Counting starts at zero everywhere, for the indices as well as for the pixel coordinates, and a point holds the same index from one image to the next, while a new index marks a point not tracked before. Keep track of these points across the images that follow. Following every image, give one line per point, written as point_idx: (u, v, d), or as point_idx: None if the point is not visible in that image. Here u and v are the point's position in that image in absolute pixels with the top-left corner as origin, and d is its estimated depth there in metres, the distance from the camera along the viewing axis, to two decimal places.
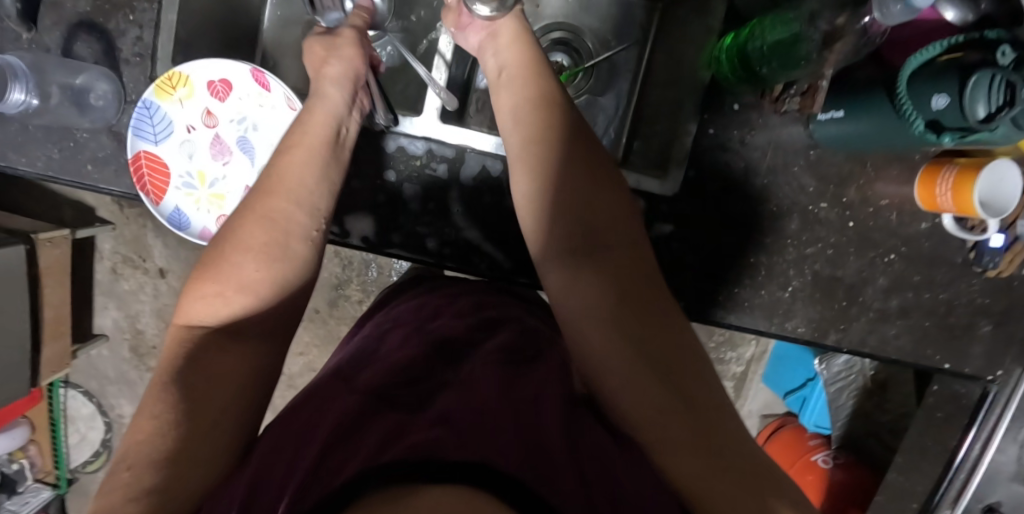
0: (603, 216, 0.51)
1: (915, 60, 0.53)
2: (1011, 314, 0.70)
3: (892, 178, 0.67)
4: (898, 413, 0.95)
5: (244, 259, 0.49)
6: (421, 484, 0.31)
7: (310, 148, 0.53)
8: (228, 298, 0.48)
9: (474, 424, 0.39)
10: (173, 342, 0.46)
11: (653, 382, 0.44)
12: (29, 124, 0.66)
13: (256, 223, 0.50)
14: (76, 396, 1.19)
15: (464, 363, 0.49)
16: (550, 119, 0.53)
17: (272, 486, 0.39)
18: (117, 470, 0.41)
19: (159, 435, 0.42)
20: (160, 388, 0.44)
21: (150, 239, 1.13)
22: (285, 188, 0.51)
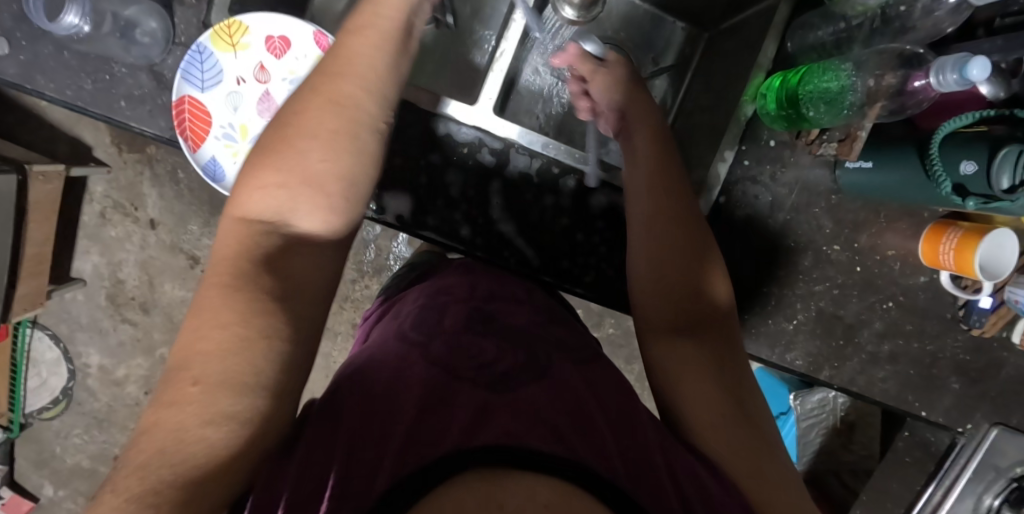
0: (707, 279, 0.55)
1: (948, 125, 0.55)
2: (988, 373, 0.75)
3: (900, 230, 0.71)
4: (861, 454, 1.00)
5: (309, 147, 0.48)
6: (517, 472, 0.35)
7: (380, 35, 0.52)
8: (294, 186, 0.47)
9: (564, 421, 0.42)
10: (237, 236, 0.46)
11: (745, 438, 0.48)
12: (65, 49, 0.64)
13: (324, 108, 0.49)
14: (42, 338, 1.14)
15: (540, 349, 0.50)
16: (651, 163, 0.57)
17: (367, 446, 0.40)
18: (182, 383, 0.40)
19: (224, 353, 0.41)
20: (230, 292, 0.44)
21: (145, 188, 1.10)
22: (353, 71, 0.50)
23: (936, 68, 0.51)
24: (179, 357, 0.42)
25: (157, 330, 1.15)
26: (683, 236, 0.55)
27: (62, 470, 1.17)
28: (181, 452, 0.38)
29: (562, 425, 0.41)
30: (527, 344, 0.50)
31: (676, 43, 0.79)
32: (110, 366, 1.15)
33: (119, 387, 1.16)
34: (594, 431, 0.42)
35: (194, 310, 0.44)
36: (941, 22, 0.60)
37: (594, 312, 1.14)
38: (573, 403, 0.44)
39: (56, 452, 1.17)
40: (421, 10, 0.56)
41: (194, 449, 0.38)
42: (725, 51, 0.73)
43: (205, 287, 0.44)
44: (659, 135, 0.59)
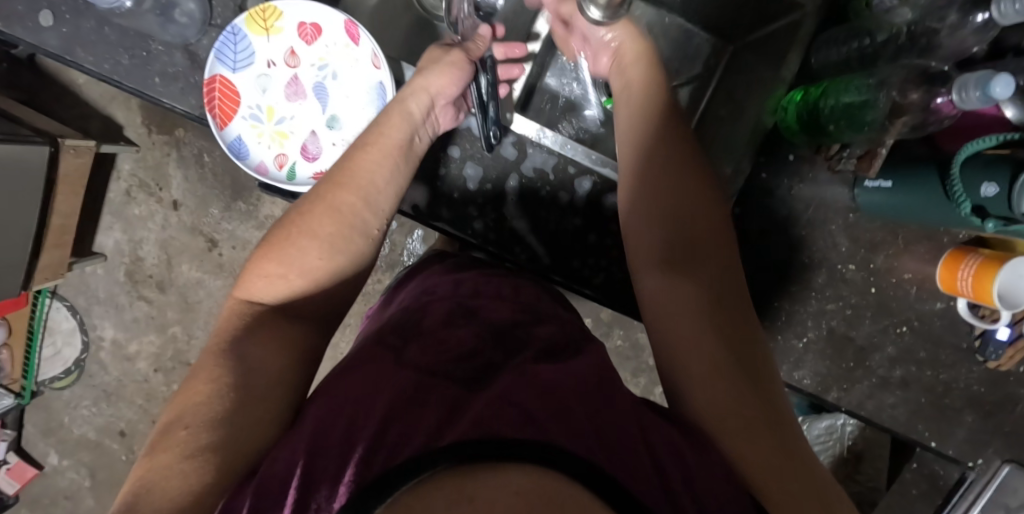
0: (707, 236, 0.56)
1: (971, 147, 0.54)
2: (1002, 407, 0.72)
3: (918, 254, 0.70)
4: (868, 486, 0.97)
5: (306, 247, 0.54)
6: (485, 465, 0.34)
7: (384, 150, 0.59)
8: (294, 279, 0.54)
9: (539, 407, 0.41)
10: (233, 313, 0.53)
11: (736, 391, 0.48)
12: (107, 24, 0.66)
13: (324, 214, 0.56)
14: (60, 309, 1.17)
15: (512, 352, 0.49)
16: (659, 151, 0.59)
17: (332, 452, 0.40)
18: (174, 428, 0.44)
19: (213, 399, 0.45)
20: (221, 355, 0.48)
21: (171, 169, 1.13)
22: (357, 185, 0.57)
23: (959, 85, 0.51)
24: (172, 413, 0.46)
25: (171, 309, 1.17)
26: (688, 213, 0.57)
27: (68, 440, 1.19)
28: (167, 482, 0.41)
29: (534, 416, 0.40)
30: (502, 338, 0.51)
31: (701, 55, 0.79)
32: (123, 341, 1.17)
33: (129, 362, 1.18)
34: (571, 410, 0.41)
35: (191, 374, 0.48)
36: (968, 40, 0.57)
37: (603, 321, 1.13)
38: (547, 387, 0.43)
39: (65, 423, 1.18)
40: (423, 126, 0.62)
41: (173, 482, 0.41)
42: (752, 63, 0.72)
43: (204, 354, 0.49)
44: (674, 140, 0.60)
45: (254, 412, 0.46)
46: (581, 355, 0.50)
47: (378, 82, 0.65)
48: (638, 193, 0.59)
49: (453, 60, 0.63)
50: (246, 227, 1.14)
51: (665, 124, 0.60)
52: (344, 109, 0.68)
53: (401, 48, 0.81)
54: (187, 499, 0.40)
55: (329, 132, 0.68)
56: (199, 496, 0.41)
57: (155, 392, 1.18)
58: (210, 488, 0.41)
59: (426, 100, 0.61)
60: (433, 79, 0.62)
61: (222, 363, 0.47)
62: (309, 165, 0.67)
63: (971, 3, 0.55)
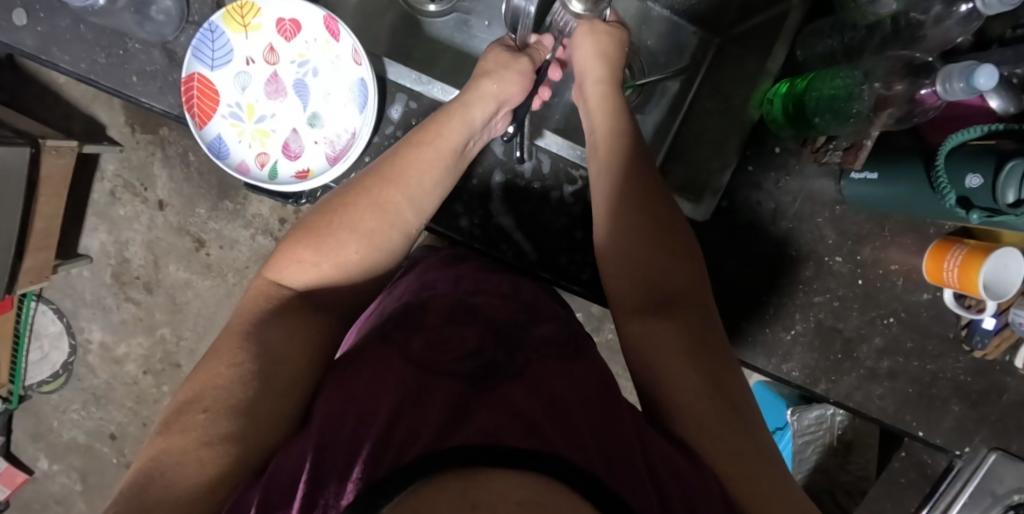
0: (678, 273, 0.58)
1: (956, 137, 0.54)
2: (988, 396, 0.73)
3: (905, 246, 0.70)
4: (858, 475, 0.98)
5: (349, 239, 0.56)
6: (493, 470, 0.34)
7: (438, 153, 0.60)
8: (326, 269, 0.55)
9: (541, 412, 0.41)
10: (265, 295, 0.53)
11: (720, 420, 0.48)
12: (82, 22, 0.65)
13: (369, 209, 0.57)
14: (46, 312, 1.16)
15: (521, 348, 0.49)
16: (632, 180, 0.61)
17: (339, 449, 0.40)
18: (193, 410, 0.44)
19: (239, 383, 0.46)
20: (240, 342, 0.49)
21: (156, 168, 1.11)
22: (402, 184, 0.59)
23: (943, 76, 0.51)
24: (190, 393, 0.46)
25: (159, 310, 1.16)
26: (659, 249, 0.59)
27: (58, 443, 1.18)
28: (175, 468, 0.41)
29: (540, 418, 0.40)
30: (512, 337, 0.51)
31: (689, 48, 0.78)
32: (112, 343, 1.16)
33: (118, 364, 1.17)
34: (570, 417, 0.42)
35: (210, 354, 0.49)
36: (951, 32, 0.57)
37: (594, 316, 1.13)
38: (549, 394, 0.43)
39: (54, 426, 1.18)
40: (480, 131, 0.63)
41: (188, 468, 0.41)
42: (739, 55, 0.72)
43: (224, 338, 0.50)
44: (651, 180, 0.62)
45: (268, 404, 0.45)
46: (580, 355, 0.52)
47: (360, 79, 0.64)
48: (616, 226, 0.60)
49: (522, 69, 0.65)
50: (234, 226, 1.13)
51: (632, 156, 0.62)
52: (325, 106, 0.67)
53: (385, 44, 0.81)
54: (201, 487, 0.40)
55: (311, 129, 0.67)
56: (216, 480, 0.40)
57: (144, 394, 1.17)
58: (222, 482, 0.41)
59: (493, 100, 0.64)
60: (504, 86, 0.64)
61: (247, 347, 0.48)
62: (291, 163, 0.67)
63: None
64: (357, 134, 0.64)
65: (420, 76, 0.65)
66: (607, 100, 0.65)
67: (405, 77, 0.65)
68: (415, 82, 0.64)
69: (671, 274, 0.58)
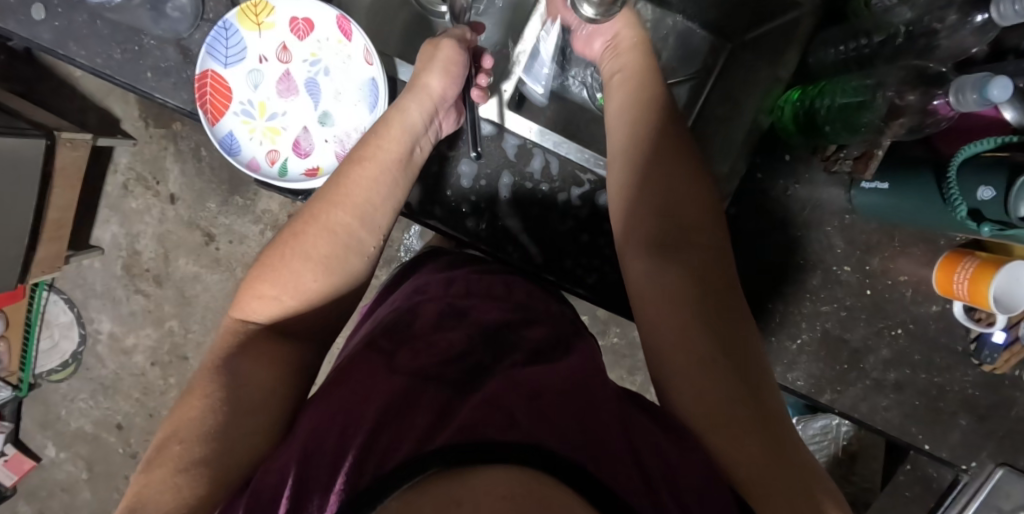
0: (694, 218, 0.57)
1: (967, 149, 0.54)
2: (997, 410, 0.72)
3: (914, 256, 0.70)
4: (862, 486, 0.97)
5: (305, 266, 0.54)
6: (476, 467, 0.34)
7: (381, 166, 0.59)
8: (287, 305, 0.54)
9: (527, 408, 0.41)
10: (230, 333, 0.53)
11: (725, 383, 0.48)
12: (98, 18, 0.66)
13: (319, 234, 0.56)
14: (57, 302, 1.17)
15: (502, 352, 0.49)
16: (646, 126, 0.60)
17: (322, 461, 0.40)
18: (168, 443, 0.45)
19: (210, 411, 0.46)
20: (215, 373, 0.49)
21: (168, 162, 1.13)
22: (374, 161, 0.59)
23: (956, 88, 0.50)
24: (167, 432, 0.46)
25: (168, 303, 1.17)
26: (675, 195, 0.58)
27: (65, 432, 1.19)
28: (155, 498, 0.42)
29: (522, 413, 0.40)
30: (493, 339, 0.51)
31: (700, 53, 0.78)
32: (121, 335, 1.17)
33: (126, 355, 1.18)
34: (557, 407, 0.41)
35: (185, 391, 0.49)
36: (967, 42, 0.56)
37: (600, 319, 1.13)
38: (535, 387, 0.43)
39: (62, 415, 1.19)
40: (424, 132, 0.62)
41: (166, 496, 0.41)
42: (750, 61, 0.71)
43: (201, 368, 0.50)
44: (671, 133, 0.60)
45: (244, 430, 0.46)
46: (572, 353, 0.51)
47: (371, 79, 0.64)
48: (629, 168, 0.59)
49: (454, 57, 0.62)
50: (243, 221, 1.14)
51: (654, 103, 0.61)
52: (336, 105, 0.68)
53: (397, 44, 0.81)
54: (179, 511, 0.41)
55: (321, 128, 0.68)
56: (196, 503, 0.41)
57: (151, 385, 1.18)
58: (199, 505, 0.41)
59: (430, 108, 0.61)
60: (429, 81, 0.61)
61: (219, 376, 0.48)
62: (301, 161, 0.67)
63: (971, 5, 0.54)
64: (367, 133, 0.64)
65: None
66: (637, 49, 0.63)
67: None
68: None
69: (685, 216, 0.57)
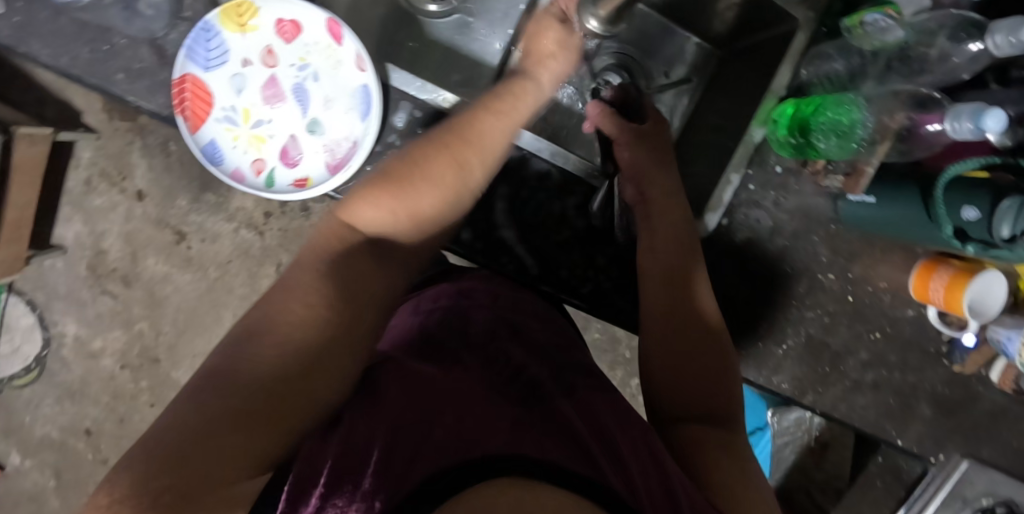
0: (707, 294, 0.60)
1: (952, 170, 0.55)
2: (964, 407, 0.76)
3: (893, 263, 0.73)
4: (833, 474, 1.01)
5: (425, 188, 0.49)
6: (544, 481, 0.32)
7: (509, 122, 0.56)
8: (398, 218, 0.48)
9: (596, 442, 0.41)
10: (333, 238, 0.47)
11: (734, 468, 0.50)
12: (63, 15, 0.61)
13: (443, 161, 0.50)
14: (17, 305, 1.11)
15: (568, 374, 0.51)
16: (670, 192, 0.64)
17: (406, 435, 0.38)
18: (260, 338, 0.41)
19: (312, 324, 0.42)
20: (320, 278, 0.44)
21: (135, 157, 1.08)
22: (481, 145, 0.53)
23: (953, 115, 0.53)
24: (254, 323, 0.42)
25: (137, 304, 1.12)
26: (685, 268, 0.60)
27: (30, 440, 1.14)
28: (240, 372, 0.39)
29: (592, 446, 0.40)
30: (556, 362, 0.52)
31: (687, 55, 0.78)
32: (87, 337, 1.13)
33: (94, 359, 1.13)
34: (614, 451, 0.41)
35: (278, 285, 0.45)
36: (957, 67, 0.60)
37: (582, 315, 1.14)
38: (599, 428, 0.44)
39: (26, 422, 1.14)
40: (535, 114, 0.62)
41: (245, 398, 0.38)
42: (742, 71, 0.72)
43: (300, 265, 0.46)
44: (680, 225, 0.62)
45: (339, 357, 0.42)
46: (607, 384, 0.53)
47: (363, 86, 0.63)
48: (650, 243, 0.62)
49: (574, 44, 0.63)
50: (217, 219, 1.10)
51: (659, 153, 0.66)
52: (325, 113, 0.66)
53: (380, 43, 0.79)
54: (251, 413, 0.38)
55: (310, 137, 0.66)
56: (270, 421, 0.38)
57: (121, 389, 1.14)
58: (267, 427, 0.38)
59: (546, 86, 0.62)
60: (552, 62, 0.63)
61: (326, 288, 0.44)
62: (288, 171, 0.65)
63: None
64: (359, 143, 0.63)
65: (426, 84, 0.64)
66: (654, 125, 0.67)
67: (409, 85, 0.64)
68: (420, 90, 0.63)
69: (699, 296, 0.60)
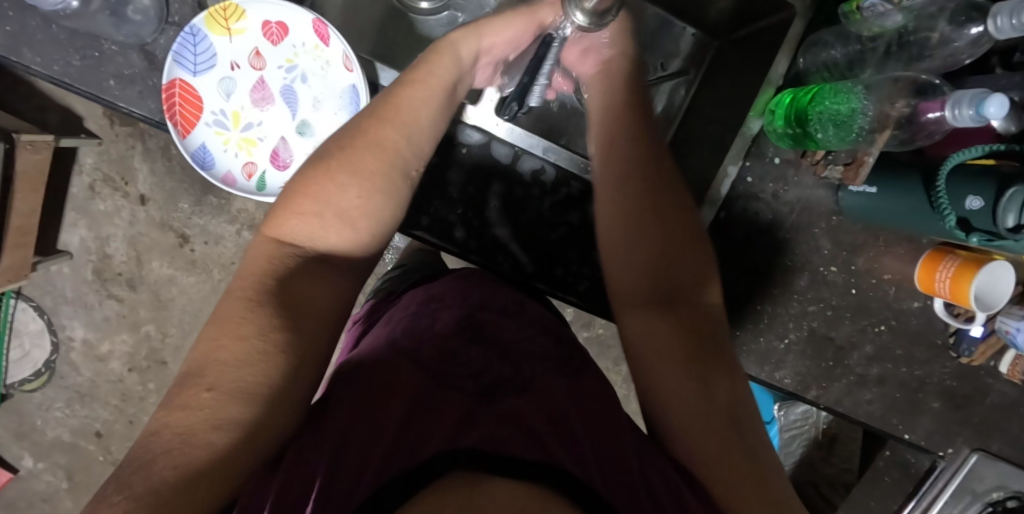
0: (674, 235, 0.53)
1: (954, 158, 0.53)
2: (973, 399, 0.74)
3: (898, 255, 0.71)
4: (841, 468, 0.99)
5: (347, 183, 0.48)
6: (489, 473, 0.36)
7: (430, 91, 0.53)
8: (331, 223, 0.47)
9: (547, 428, 0.43)
10: (263, 255, 0.45)
11: (727, 438, 0.45)
12: (53, 23, 0.61)
13: (368, 149, 0.49)
14: (26, 310, 1.13)
15: (523, 362, 0.51)
16: (624, 134, 0.57)
17: (354, 459, 0.41)
18: (195, 386, 0.39)
19: (246, 363, 0.39)
20: (250, 306, 0.42)
21: (136, 162, 1.08)
22: (404, 123, 0.51)
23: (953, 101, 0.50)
24: (192, 363, 0.40)
25: (143, 307, 1.13)
26: (652, 213, 0.53)
27: (42, 442, 1.16)
28: (180, 449, 0.37)
29: (542, 431, 0.42)
30: (513, 359, 0.51)
31: (684, 49, 0.77)
32: (95, 340, 1.14)
33: (103, 362, 1.15)
34: (573, 441, 0.43)
35: (214, 315, 0.43)
36: (959, 52, 0.58)
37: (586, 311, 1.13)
38: (553, 414, 0.45)
39: (38, 425, 1.16)
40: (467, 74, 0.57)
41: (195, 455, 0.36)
42: (739, 61, 0.71)
43: (228, 293, 0.44)
44: (647, 163, 0.55)
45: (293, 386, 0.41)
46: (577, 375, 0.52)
47: (351, 86, 0.62)
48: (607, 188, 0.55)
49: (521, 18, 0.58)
50: (218, 221, 1.10)
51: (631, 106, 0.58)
52: (315, 114, 0.65)
53: (374, 43, 0.79)
54: (203, 466, 0.36)
55: (300, 138, 0.66)
56: (224, 461, 0.37)
57: (130, 392, 1.15)
58: (220, 472, 0.36)
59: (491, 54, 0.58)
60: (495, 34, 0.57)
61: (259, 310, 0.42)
62: (279, 173, 0.65)
63: None
64: None
65: None
66: (608, 72, 0.60)
67: None
68: None
69: (667, 238, 0.53)
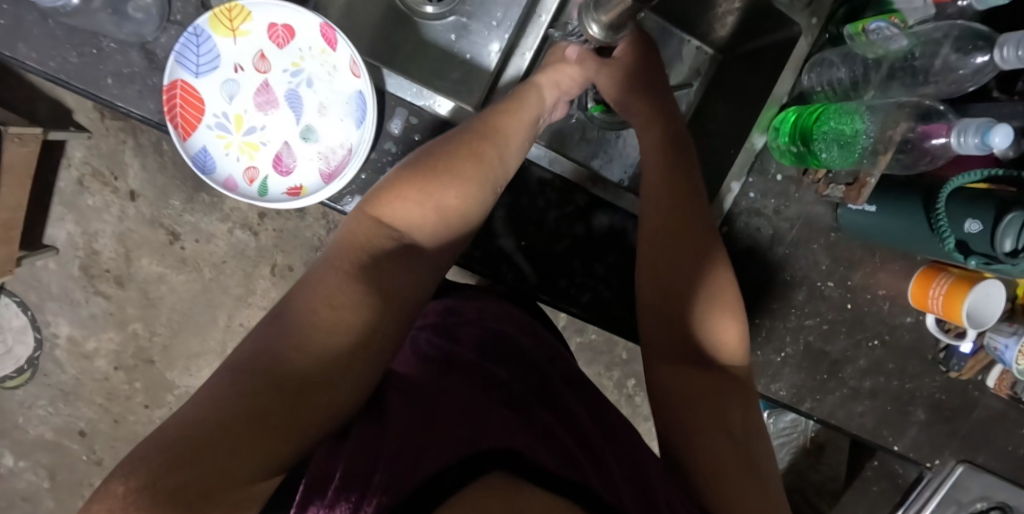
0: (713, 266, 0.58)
1: (954, 183, 0.54)
2: (960, 412, 0.76)
3: (893, 271, 0.72)
4: (828, 475, 1.01)
5: (445, 183, 0.52)
6: (524, 482, 0.36)
7: (524, 123, 0.60)
8: (426, 212, 0.51)
9: (576, 449, 0.44)
10: (362, 228, 0.49)
11: (735, 462, 0.49)
12: (50, 18, 0.59)
13: (466, 158, 0.55)
14: (9, 305, 1.10)
15: (550, 382, 0.54)
16: (671, 161, 0.62)
17: (387, 443, 0.40)
18: (307, 323, 0.42)
19: (353, 323, 0.43)
20: (353, 278, 0.45)
21: (128, 157, 1.06)
22: (499, 145, 0.57)
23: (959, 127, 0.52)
24: (294, 316, 0.42)
25: (131, 305, 1.11)
26: (681, 241, 0.59)
27: (23, 440, 1.14)
28: (271, 386, 0.38)
29: (574, 455, 0.43)
30: (543, 375, 0.54)
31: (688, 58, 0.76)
32: (80, 338, 1.12)
33: (88, 360, 1.12)
34: (598, 460, 0.45)
35: (311, 278, 0.45)
36: (963, 80, 0.59)
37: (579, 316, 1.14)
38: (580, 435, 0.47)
39: (19, 424, 1.13)
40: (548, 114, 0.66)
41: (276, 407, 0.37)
42: (744, 76, 0.71)
43: (328, 259, 0.47)
44: (688, 193, 0.61)
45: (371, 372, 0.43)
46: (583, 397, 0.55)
47: (359, 92, 0.62)
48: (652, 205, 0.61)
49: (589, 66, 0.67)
50: (211, 219, 1.09)
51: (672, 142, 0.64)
52: (320, 120, 0.65)
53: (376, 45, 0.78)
54: (283, 407, 0.38)
55: (304, 143, 0.65)
56: (297, 424, 0.38)
57: (116, 390, 1.13)
58: (291, 438, 0.37)
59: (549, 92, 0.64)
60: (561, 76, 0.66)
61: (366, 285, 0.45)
62: (282, 179, 0.64)
63: None
64: (354, 150, 0.62)
65: (422, 90, 0.64)
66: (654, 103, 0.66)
67: (405, 91, 0.63)
68: (417, 96, 0.63)
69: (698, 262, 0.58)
